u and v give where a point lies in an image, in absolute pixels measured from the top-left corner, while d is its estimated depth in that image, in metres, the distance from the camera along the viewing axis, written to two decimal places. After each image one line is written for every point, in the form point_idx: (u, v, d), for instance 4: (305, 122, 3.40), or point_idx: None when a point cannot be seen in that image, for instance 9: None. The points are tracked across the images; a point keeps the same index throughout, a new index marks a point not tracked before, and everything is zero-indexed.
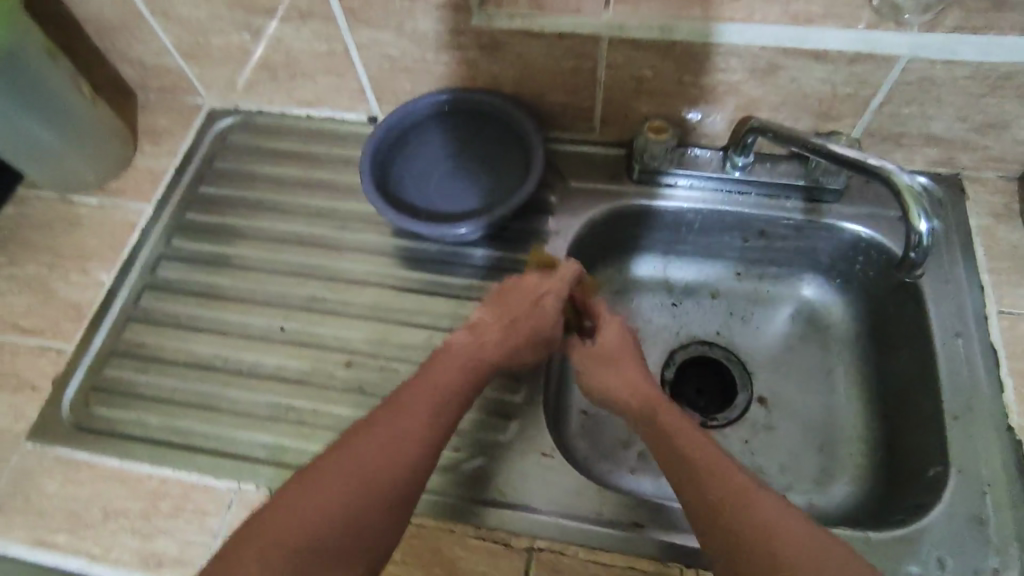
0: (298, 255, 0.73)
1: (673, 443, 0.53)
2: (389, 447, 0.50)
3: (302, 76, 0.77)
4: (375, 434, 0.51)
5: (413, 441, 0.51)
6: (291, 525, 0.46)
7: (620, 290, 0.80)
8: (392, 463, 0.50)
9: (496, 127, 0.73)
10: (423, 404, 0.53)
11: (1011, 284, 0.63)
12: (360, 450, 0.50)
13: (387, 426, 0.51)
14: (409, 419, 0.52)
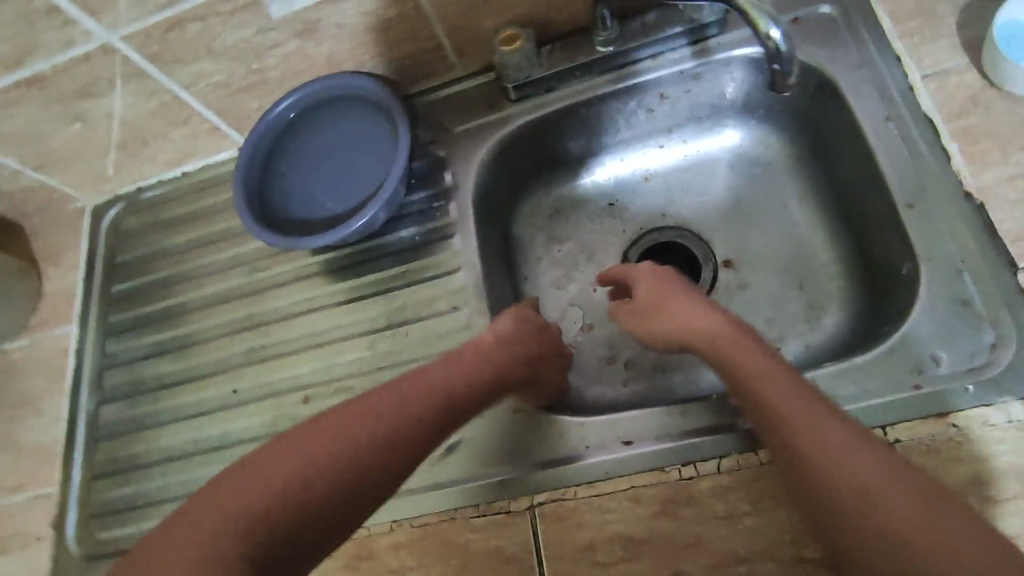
0: (225, 316, 0.71)
1: (731, 362, 0.47)
2: (384, 421, 0.47)
3: (154, 139, 0.73)
4: (367, 406, 0.48)
5: (410, 418, 0.49)
6: (254, 487, 0.42)
7: (553, 213, 0.75)
8: (382, 434, 0.47)
9: (353, 106, 0.68)
10: (416, 386, 0.51)
11: (926, 40, 0.56)
12: (354, 420, 0.47)
13: (379, 400, 0.49)
14: (405, 396, 0.50)
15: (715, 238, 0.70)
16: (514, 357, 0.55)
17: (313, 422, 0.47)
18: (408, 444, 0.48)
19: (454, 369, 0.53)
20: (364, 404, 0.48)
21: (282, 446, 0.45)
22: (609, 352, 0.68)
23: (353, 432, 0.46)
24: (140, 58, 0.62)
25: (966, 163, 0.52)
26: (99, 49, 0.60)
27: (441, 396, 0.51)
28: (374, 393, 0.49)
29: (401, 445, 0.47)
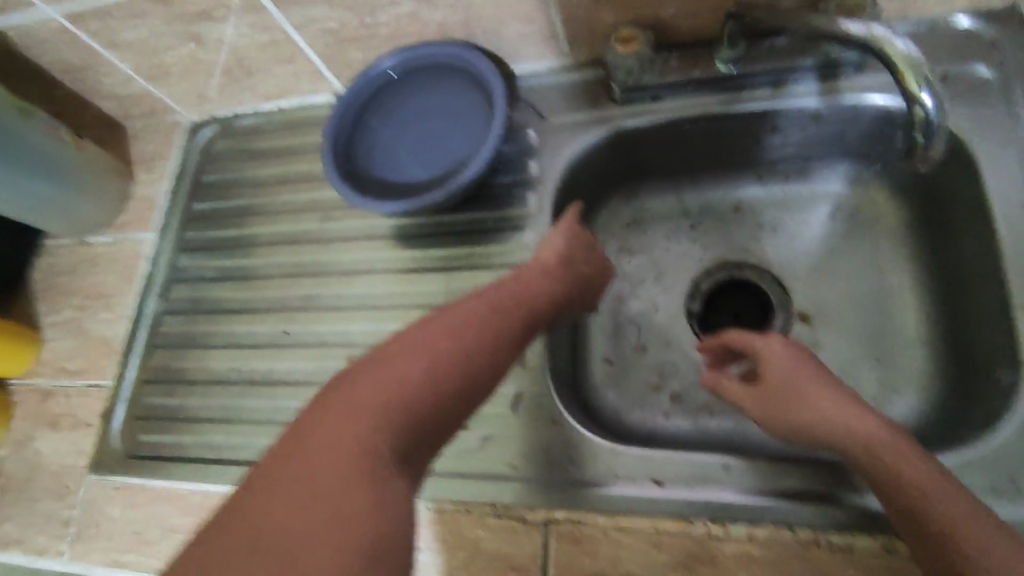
0: (290, 257, 0.72)
1: (876, 462, 0.42)
2: (475, 331, 0.46)
3: (257, 71, 0.74)
4: (449, 319, 0.46)
5: (498, 324, 0.48)
6: (385, 380, 0.40)
7: (632, 224, 0.72)
8: (480, 339, 0.46)
9: (456, 77, 0.67)
10: (497, 303, 0.50)
11: None
12: (441, 331, 0.45)
13: (472, 309, 0.48)
14: (487, 310, 0.48)
15: (796, 287, 0.66)
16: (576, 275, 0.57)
17: (396, 339, 0.44)
18: (505, 353, 0.47)
19: (528, 287, 0.53)
20: (448, 319, 0.46)
21: (376, 360, 0.42)
22: (656, 378, 0.66)
23: (446, 340, 0.44)
24: None
25: None
26: None
27: (520, 311, 0.50)
28: (450, 308, 0.48)
29: (495, 345, 0.46)
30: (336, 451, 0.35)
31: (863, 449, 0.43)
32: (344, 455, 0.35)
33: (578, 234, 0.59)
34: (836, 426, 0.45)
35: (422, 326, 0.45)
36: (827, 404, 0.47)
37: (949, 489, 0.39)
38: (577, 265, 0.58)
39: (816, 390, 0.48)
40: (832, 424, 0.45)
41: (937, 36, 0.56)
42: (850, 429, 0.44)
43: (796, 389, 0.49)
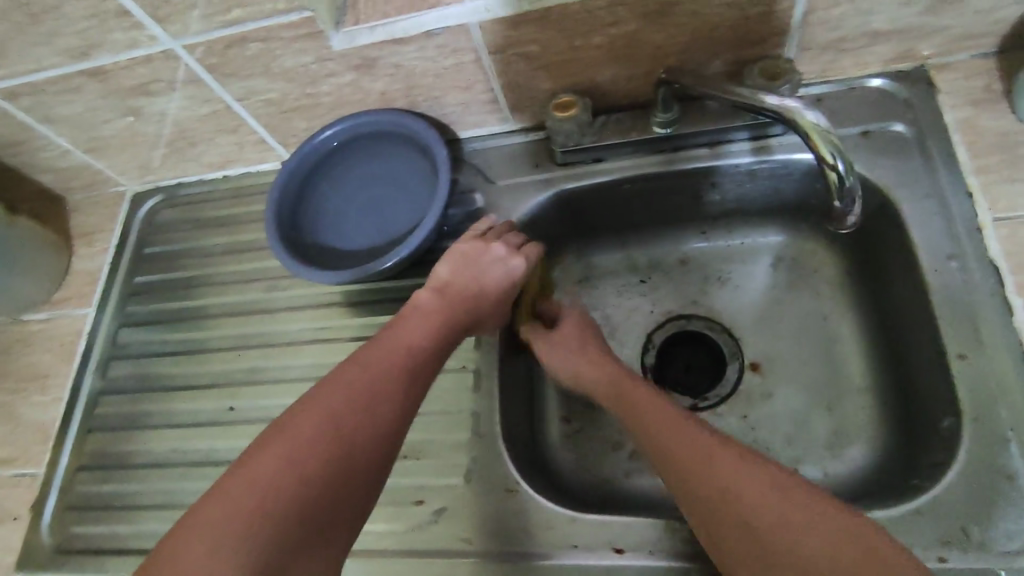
0: (236, 328, 0.70)
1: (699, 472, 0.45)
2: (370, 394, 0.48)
3: (202, 142, 0.74)
4: (342, 384, 0.48)
5: (396, 380, 0.49)
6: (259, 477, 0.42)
7: (582, 281, 0.73)
8: (376, 398, 0.48)
9: (401, 143, 0.68)
10: (392, 352, 0.51)
11: (1004, 182, 0.53)
12: (337, 403, 0.47)
13: (354, 373, 0.49)
14: (383, 362, 0.50)
15: (746, 337, 0.67)
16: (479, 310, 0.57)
17: (293, 414, 0.46)
18: (408, 399, 0.49)
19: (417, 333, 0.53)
20: (343, 385, 0.48)
21: (273, 446, 0.44)
22: (615, 435, 0.65)
23: (341, 414, 0.46)
24: (200, 67, 0.62)
25: None
26: (163, 53, 0.60)
27: (422, 353, 0.52)
28: (345, 367, 0.49)
29: (397, 403, 0.48)
30: (248, 555, 0.40)
31: (702, 474, 0.45)
32: (253, 558, 0.40)
33: (485, 274, 0.57)
34: (684, 454, 0.46)
35: (316, 397, 0.47)
36: (680, 430, 0.48)
37: (791, 497, 0.42)
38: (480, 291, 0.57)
39: (667, 417, 0.49)
40: (680, 449, 0.46)
41: (854, 96, 0.60)
42: (697, 455, 0.46)
43: (652, 406, 0.51)
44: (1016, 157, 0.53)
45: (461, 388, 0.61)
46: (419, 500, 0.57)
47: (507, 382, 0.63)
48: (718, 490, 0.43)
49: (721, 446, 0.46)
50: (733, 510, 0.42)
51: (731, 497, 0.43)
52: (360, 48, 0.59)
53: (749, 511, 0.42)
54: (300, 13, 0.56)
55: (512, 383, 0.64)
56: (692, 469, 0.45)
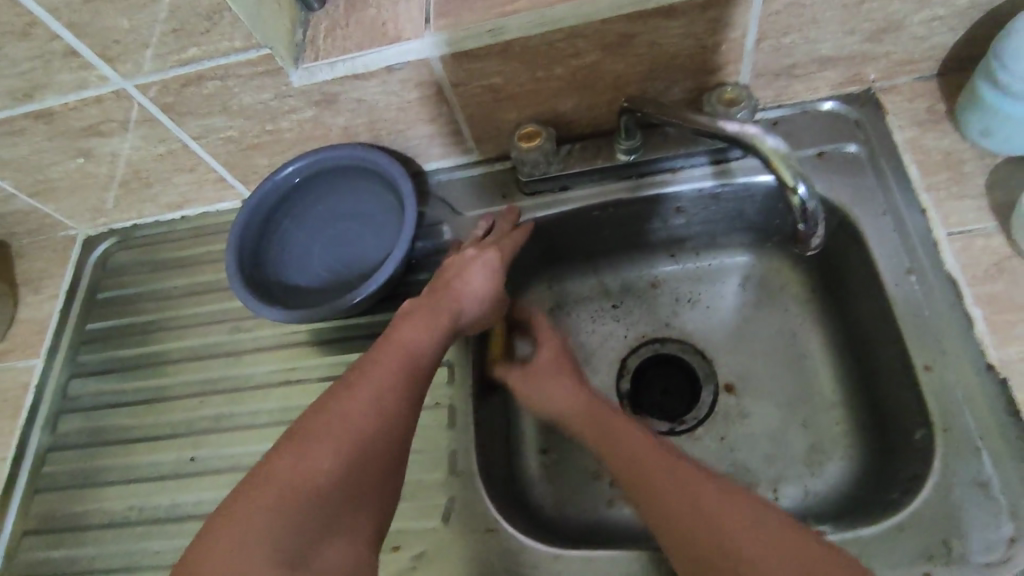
0: (198, 374, 0.67)
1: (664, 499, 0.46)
2: (379, 401, 0.49)
3: (158, 181, 0.71)
4: (353, 390, 0.49)
5: (401, 381, 0.50)
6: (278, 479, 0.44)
7: (554, 308, 0.73)
8: (382, 397, 0.49)
9: (366, 177, 0.66)
10: (397, 350, 0.52)
11: (955, 196, 0.55)
12: (350, 409, 0.48)
13: (362, 375, 0.50)
14: (389, 367, 0.51)
15: (719, 358, 0.67)
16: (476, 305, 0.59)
17: (305, 423, 0.47)
18: (413, 402, 0.50)
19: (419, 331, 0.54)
20: (349, 390, 0.49)
21: (294, 452, 0.45)
22: (595, 464, 0.64)
23: (354, 420, 0.47)
24: (153, 106, 0.60)
25: (988, 331, 0.50)
26: (113, 93, 0.58)
27: (426, 357, 0.53)
28: (351, 377, 0.50)
29: (404, 408, 0.49)
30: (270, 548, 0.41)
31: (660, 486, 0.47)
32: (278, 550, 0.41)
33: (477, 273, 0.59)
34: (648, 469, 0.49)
35: (332, 397, 0.49)
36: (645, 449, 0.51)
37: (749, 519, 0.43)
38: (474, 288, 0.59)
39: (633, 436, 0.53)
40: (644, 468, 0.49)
41: (808, 118, 0.62)
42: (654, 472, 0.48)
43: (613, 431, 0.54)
44: (964, 173, 0.55)
45: (437, 425, 0.59)
46: (397, 545, 0.55)
47: (484, 417, 0.61)
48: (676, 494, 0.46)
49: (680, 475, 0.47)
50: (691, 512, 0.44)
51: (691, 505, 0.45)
52: (320, 84, 0.58)
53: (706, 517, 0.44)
54: (258, 50, 0.55)
55: (488, 418, 0.62)
56: (655, 477, 0.48)
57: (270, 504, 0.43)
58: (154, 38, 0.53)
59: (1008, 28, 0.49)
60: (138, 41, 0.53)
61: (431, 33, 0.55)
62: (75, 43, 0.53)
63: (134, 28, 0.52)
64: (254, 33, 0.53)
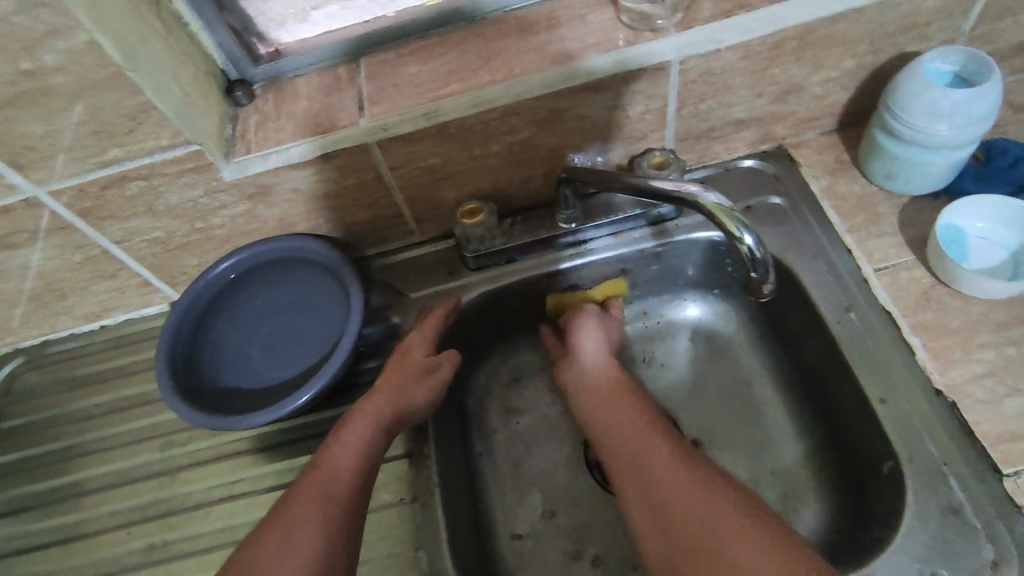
0: (124, 501, 0.60)
1: (675, 512, 0.42)
2: (298, 543, 0.45)
3: (74, 292, 0.66)
4: (271, 536, 0.45)
5: (321, 512, 0.47)
6: None
7: (512, 382, 0.71)
8: (304, 535, 0.45)
9: (306, 267, 0.64)
10: (318, 480, 0.49)
11: (875, 236, 0.59)
12: (266, 561, 0.44)
13: (283, 518, 0.46)
14: (307, 499, 0.48)
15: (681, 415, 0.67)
16: (404, 407, 0.56)
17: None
18: (342, 533, 0.47)
19: (340, 453, 0.51)
20: (269, 538, 0.45)
21: None
22: (574, 544, 0.62)
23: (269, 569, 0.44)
24: (70, 211, 0.56)
25: (929, 357, 0.52)
26: (24, 202, 0.54)
27: (350, 480, 0.50)
28: (269, 523, 0.46)
29: (325, 544, 0.46)
30: None
31: (664, 498, 0.44)
32: None
33: (402, 372, 0.57)
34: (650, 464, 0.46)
35: (251, 550, 0.45)
36: (653, 446, 0.48)
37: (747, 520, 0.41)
38: (400, 392, 0.56)
39: (643, 427, 0.50)
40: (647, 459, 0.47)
41: (732, 176, 0.66)
42: (652, 466, 0.46)
43: (641, 424, 0.50)
44: (877, 214, 0.60)
45: (402, 525, 0.54)
46: None
47: (452, 507, 0.57)
48: (680, 503, 0.43)
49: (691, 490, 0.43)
50: (689, 534, 0.41)
51: (684, 525, 0.42)
52: (254, 176, 0.57)
53: (700, 534, 0.41)
54: (186, 147, 0.53)
55: (456, 505, 0.58)
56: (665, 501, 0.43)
57: None
58: (72, 141, 0.50)
59: (893, 86, 0.55)
60: (54, 145, 0.50)
61: (366, 121, 0.56)
62: None
63: (51, 133, 0.49)
64: (181, 130, 0.52)
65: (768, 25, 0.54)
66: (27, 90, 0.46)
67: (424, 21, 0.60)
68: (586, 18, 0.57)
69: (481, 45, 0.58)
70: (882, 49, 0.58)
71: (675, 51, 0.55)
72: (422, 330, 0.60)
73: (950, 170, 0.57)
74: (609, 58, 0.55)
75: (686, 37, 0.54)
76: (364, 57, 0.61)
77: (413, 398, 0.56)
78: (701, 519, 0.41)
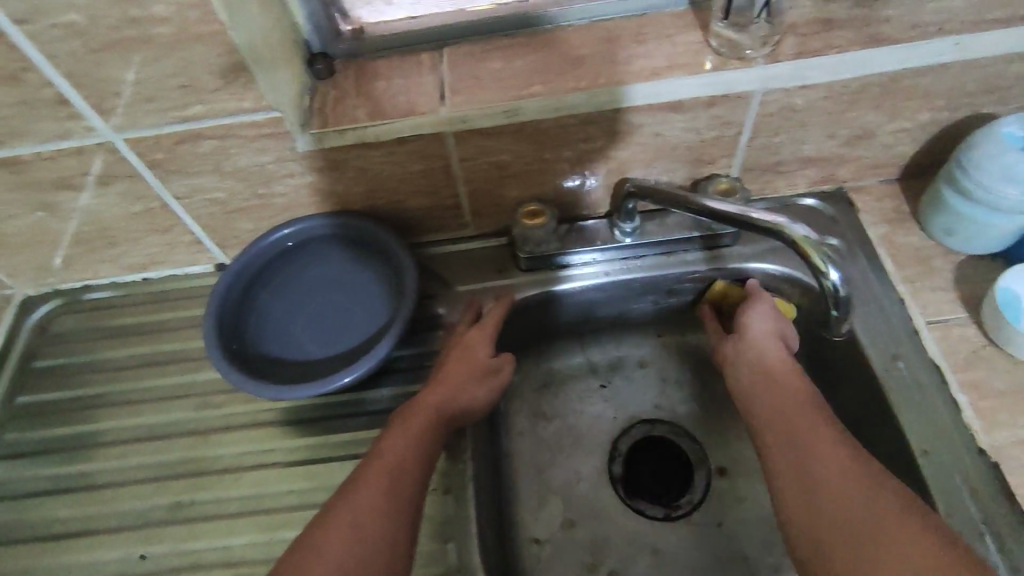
0: (153, 455, 0.60)
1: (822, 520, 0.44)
2: (368, 531, 0.46)
3: (123, 241, 0.66)
4: (338, 520, 0.46)
5: (388, 503, 0.48)
6: None
7: (544, 386, 0.71)
8: (372, 524, 0.46)
9: (359, 246, 0.65)
10: (384, 470, 0.50)
11: (928, 289, 0.59)
12: (333, 545, 0.44)
13: (349, 504, 0.47)
14: (374, 486, 0.48)
15: (710, 441, 0.67)
16: (463, 405, 0.57)
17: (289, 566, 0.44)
18: (405, 526, 0.48)
19: (404, 444, 0.52)
20: (337, 522, 0.46)
21: None
22: (592, 555, 0.62)
23: (337, 554, 0.44)
24: (140, 162, 0.57)
25: (975, 416, 0.53)
26: (99, 146, 0.54)
27: (411, 471, 0.51)
28: (336, 505, 0.47)
29: (391, 535, 0.46)
30: None
31: (814, 482, 0.46)
32: None
33: (465, 368, 0.58)
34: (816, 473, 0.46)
35: (319, 532, 0.45)
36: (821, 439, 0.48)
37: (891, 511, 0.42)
38: (462, 391, 0.57)
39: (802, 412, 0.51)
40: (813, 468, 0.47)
41: (789, 211, 0.67)
42: (828, 484, 0.45)
43: (806, 427, 0.50)
44: (933, 268, 0.61)
45: (432, 513, 0.55)
46: None
47: (481, 502, 0.57)
48: (838, 518, 0.43)
49: (843, 469, 0.46)
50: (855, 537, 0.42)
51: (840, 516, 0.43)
52: (326, 150, 0.57)
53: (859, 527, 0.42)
54: (267, 113, 0.53)
55: (483, 501, 0.58)
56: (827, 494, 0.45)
57: None
58: (159, 92, 0.50)
59: (970, 143, 0.56)
60: (140, 94, 0.50)
61: (446, 109, 0.56)
62: (69, 91, 0.50)
63: (140, 82, 0.49)
64: (267, 96, 0.52)
65: (855, 68, 0.55)
66: (128, 37, 0.46)
67: (510, 20, 0.61)
68: (673, 39, 0.58)
69: (567, 51, 0.58)
70: (959, 107, 0.59)
71: (760, 82, 0.55)
72: (480, 329, 0.61)
73: (1012, 234, 0.58)
74: (695, 80, 0.55)
75: (774, 69, 0.55)
76: (446, 46, 0.61)
77: (469, 395, 0.57)
78: (855, 528, 0.42)
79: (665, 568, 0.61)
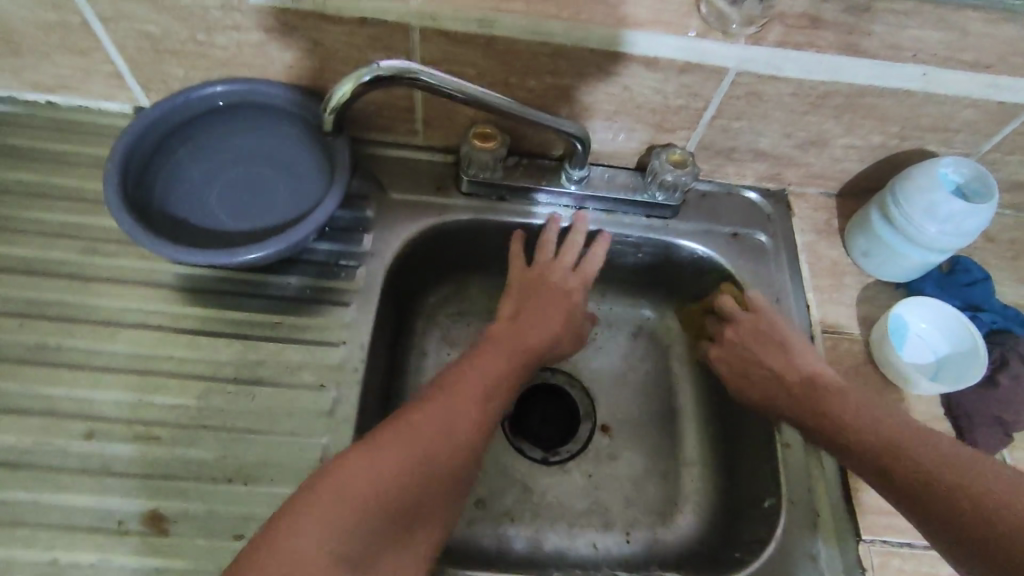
0: (24, 291, 0.55)
1: (866, 444, 0.48)
2: (459, 414, 0.50)
3: (30, 52, 0.59)
4: (457, 396, 0.51)
5: (472, 409, 0.51)
6: (420, 450, 0.46)
7: (458, 313, 0.71)
8: (478, 425, 0.51)
9: (296, 125, 0.60)
10: (480, 379, 0.53)
11: (833, 302, 0.63)
12: (439, 410, 0.49)
13: (461, 404, 0.51)
14: (467, 389, 0.52)
15: (601, 399, 0.70)
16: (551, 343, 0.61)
17: (288, 527, 0.40)
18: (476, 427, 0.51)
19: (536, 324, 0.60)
20: (458, 395, 0.51)
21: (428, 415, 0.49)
22: None
23: (457, 424, 0.49)
24: None
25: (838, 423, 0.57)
26: None
27: (515, 371, 0.56)
28: (325, 499, 0.41)
29: (475, 435, 0.50)
30: (360, 526, 0.42)
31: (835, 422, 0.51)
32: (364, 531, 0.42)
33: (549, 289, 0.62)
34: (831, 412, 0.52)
35: (447, 398, 0.50)
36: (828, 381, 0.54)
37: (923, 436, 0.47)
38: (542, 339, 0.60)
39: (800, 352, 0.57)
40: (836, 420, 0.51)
41: (731, 200, 0.68)
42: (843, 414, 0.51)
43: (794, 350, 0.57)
44: (842, 284, 0.64)
45: (316, 407, 0.53)
46: (238, 534, 0.48)
47: (367, 407, 0.57)
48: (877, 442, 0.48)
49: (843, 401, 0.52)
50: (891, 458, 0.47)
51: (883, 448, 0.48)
52: (280, 10, 0.52)
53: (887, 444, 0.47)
54: None
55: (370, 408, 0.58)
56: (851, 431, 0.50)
57: (393, 477, 0.44)
58: None
59: (909, 174, 0.58)
60: None
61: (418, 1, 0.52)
62: None
63: None
64: None
65: (828, 72, 0.55)
66: None
67: None
68: None
69: None
70: (908, 137, 0.61)
71: (736, 61, 0.54)
72: (558, 260, 0.64)
73: (920, 268, 0.61)
74: (675, 42, 0.53)
75: (751, 52, 0.54)
76: None
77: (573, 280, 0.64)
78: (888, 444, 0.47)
79: (530, 506, 0.63)
